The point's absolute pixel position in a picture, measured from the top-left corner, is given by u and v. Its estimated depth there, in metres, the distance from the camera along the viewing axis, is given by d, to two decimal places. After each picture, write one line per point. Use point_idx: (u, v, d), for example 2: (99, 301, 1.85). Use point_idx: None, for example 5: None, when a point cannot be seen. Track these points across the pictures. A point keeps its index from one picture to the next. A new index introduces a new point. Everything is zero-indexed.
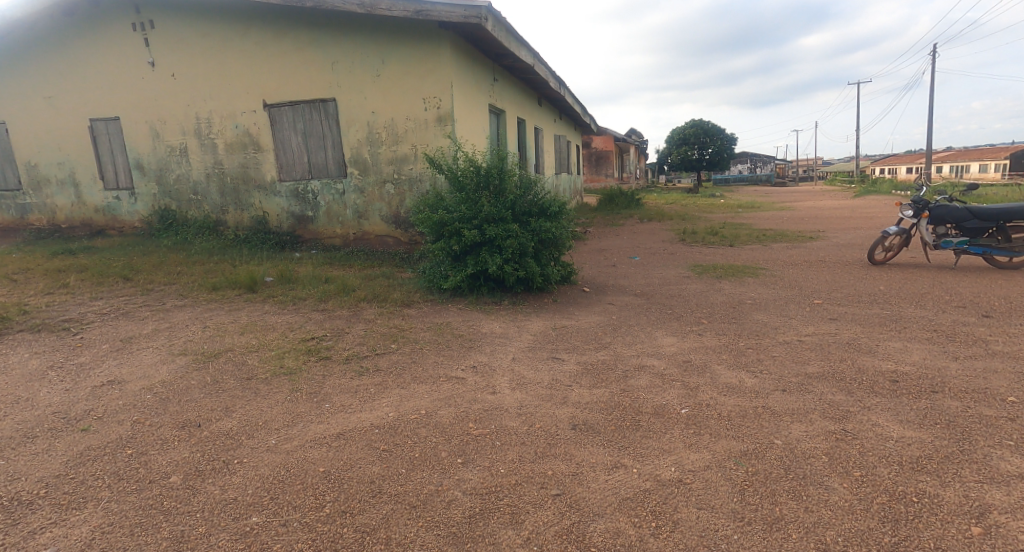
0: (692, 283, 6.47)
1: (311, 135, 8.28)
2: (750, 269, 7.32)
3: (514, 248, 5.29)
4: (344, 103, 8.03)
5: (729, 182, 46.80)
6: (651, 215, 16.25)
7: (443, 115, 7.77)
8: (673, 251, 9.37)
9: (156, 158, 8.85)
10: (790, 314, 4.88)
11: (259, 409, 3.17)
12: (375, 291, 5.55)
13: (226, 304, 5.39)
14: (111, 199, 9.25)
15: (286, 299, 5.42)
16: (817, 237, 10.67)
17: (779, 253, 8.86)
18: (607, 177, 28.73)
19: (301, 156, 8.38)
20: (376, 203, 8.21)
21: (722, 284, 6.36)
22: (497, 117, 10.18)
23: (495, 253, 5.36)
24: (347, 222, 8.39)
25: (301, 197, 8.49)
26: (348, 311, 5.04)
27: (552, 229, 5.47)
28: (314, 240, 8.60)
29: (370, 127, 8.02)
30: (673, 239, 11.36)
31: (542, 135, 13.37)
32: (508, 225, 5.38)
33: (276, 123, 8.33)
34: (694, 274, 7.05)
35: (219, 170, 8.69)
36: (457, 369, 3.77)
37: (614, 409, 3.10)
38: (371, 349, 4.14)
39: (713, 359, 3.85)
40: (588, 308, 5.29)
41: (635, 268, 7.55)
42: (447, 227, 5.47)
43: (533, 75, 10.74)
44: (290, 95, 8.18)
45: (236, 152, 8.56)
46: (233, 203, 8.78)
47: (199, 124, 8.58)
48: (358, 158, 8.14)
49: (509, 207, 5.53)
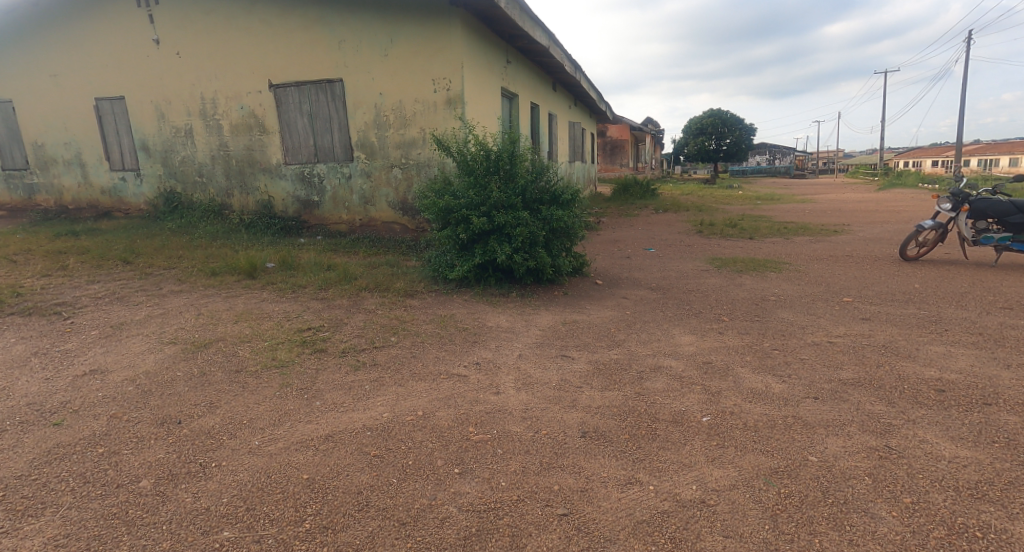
0: (711, 277, 6.17)
1: (318, 117, 8.03)
2: (773, 263, 6.98)
3: (524, 236, 5.01)
4: (351, 84, 7.77)
5: (747, 174, 45.89)
6: (667, 205, 15.89)
7: (453, 97, 7.49)
8: (690, 244, 9.04)
9: (162, 138, 8.67)
10: (819, 313, 4.57)
11: (245, 406, 2.95)
12: (378, 280, 5.32)
13: (224, 290, 5.19)
14: (117, 181, 9.09)
15: (285, 287, 5.20)
16: (842, 231, 10.25)
17: (802, 247, 8.49)
18: (622, 166, 28.26)
19: (307, 139, 8.16)
20: (383, 188, 7.97)
21: (743, 279, 6.05)
22: (510, 101, 9.88)
23: (504, 242, 5.09)
24: (353, 208, 8.17)
25: (307, 181, 8.28)
26: (349, 300, 4.81)
27: (564, 217, 5.19)
28: (320, 225, 8.39)
29: (377, 109, 7.77)
30: (690, 231, 11.02)
31: (556, 121, 13.04)
32: (517, 213, 5.11)
33: (282, 104, 8.10)
34: (713, 267, 6.73)
35: (225, 152, 8.49)
36: (459, 366, 3.53)
37: (628, 416, 2.83)
38: (369, 342, 3.91)
39: (736, 361, 3.56)
40: (602, 302, 5.02)
41: (650, 261, 7.25)
42: (453, 214, 5.21)
43: (548, 57, 10.40)
44: (297, 75, 7.94)
45: (242, 134, 8.36)
46: (238, 186, 8.59)
47: (204, 105, 8.37)
48: (365, 141, 7.90)
49: (520, 193, 5.26)
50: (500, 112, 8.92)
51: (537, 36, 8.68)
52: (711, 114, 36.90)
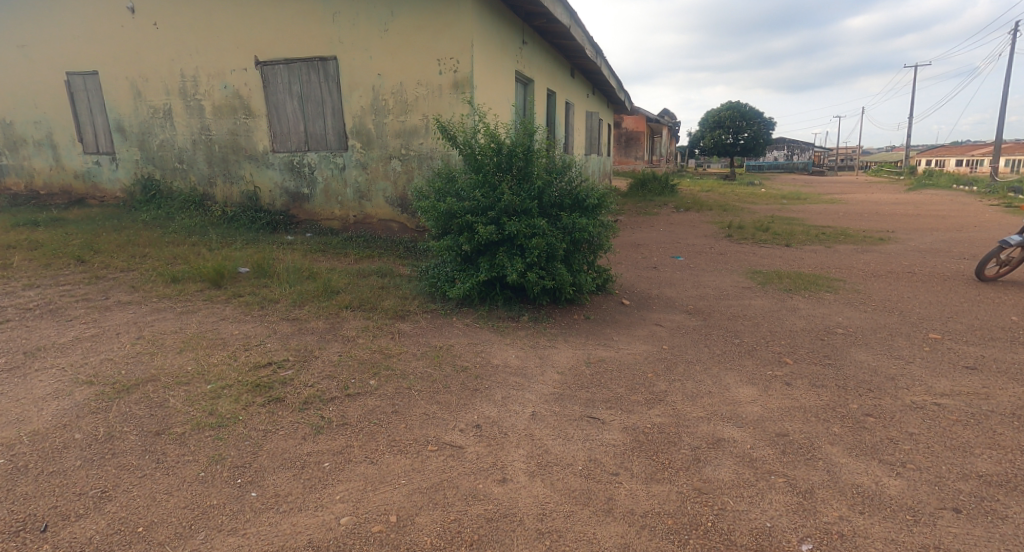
0: (756, 298, 5.28)
1: (309, 100, 7.20)
2: (824, 280, 6.07)
3: (540, 250, 4.16)
4: (346, 63, 6.93)
5: (764, 169, 44.66)
6: (688, 203, 14.93)
7: (461, 80, 6.62)
8: (722, 251, 8.13)
9: (138, 119, 7.83)
10: (905, 356, 3.68)
11: (149, 499, 2.10)
12: (365, 295, 4.47)
13: (180, 303, 4.35)
14: (91, 165, 8.27)
15: (255, 301, 4.36)
16: (888, 239, 9.29)
17: (849, 260, 7.57)
18: (637, 159, 27.14)
19: (298, 125, 7.33)
20: (380, 182, 7.14)
21: (795, 301, 5.16)
22: (525, 87, 8.98)
23: (515, 256, 4.24)
24: (346, 202, 7.35)
25: (297, 171, 7.46)
26: (326, 323, 3.96)
27: (589, 226, 4.33)
28: (310, 221, 7.58)
29: (376, 92, 6.93)
30: (717, 234, 10.09)
31: (573, 110, 12.09)
32: (532, 219, 4.25)
33: (269, 84, 7.25)
34: (755, 284, 5.83)
35: (207, 137, 7.65)
36: (454, 432, 2.69)
37: (692, 537, 1.98)
38: (341, 388, 3.07)
39: (821, 431, 2.69)
40: (632, 332, 4.16)
41: (681, 273, 6.36)
42: (454, 219, 4.37)
43: (568, 39, 9.46)
44: (286, 51, 7.08)
45: (225, 117, 7.52)
46: (222, 175, 7.75)
47: (184, 82, 7.52)
48: (361, 128, 7.07)
49: (536, 195, 4.40)
50: (514, 99, 8.03)
51: (558, 14, 7.76)
52: (729, 107, 35.60)
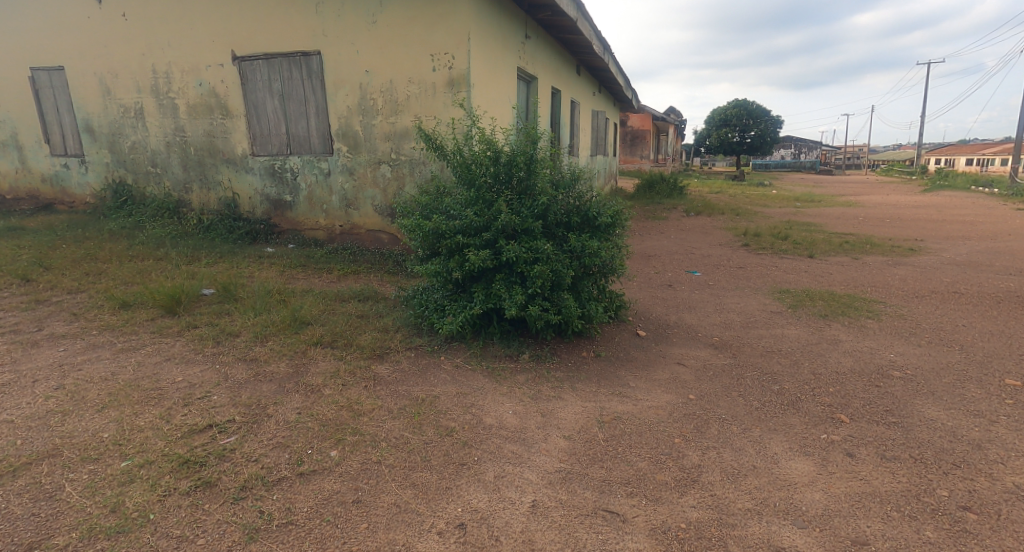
0: (789, 326, 4.65)
1: (291, 99, 6.59)
2: (861, 302, 5.41)
3: (543, 278, 3.56)
4: (331, 58, 6.32)
5: (771, 169, 43.76)
6: (698, 206, 14.26)
7: (456, 78, 6.01)
8: (741, 264, 7.50)
9: (107, 119, 7.21)
10: (986, 413, 3.04)
11: None
12: (340, 328, 3.85)
13: (123, 336, 3.72)
14: (59, 168, 7.66)
15: (211, 335, 3.74)
16: (918, 250, 8.61)
17: (882, 275, 6.90)
18: (642, 158, 26.40)
19: (279, 126, 6.72)
20: (368, 189, 6.54)
21: (835, 330, 4.51)
22: (528, 85, 8.35)
23: (514, 285, 3.64)
24: (332, 211, 6.74)
25: (278, 177, 6.85)
26: (289, 366, 3.34)
27: (600, 250, 3.73)
28: (293, 231, 6.97)
29: (363, 91, 6.33)
30: (733, 243, 9.45)
31: (578, 108, 11.42)
32: (534, 242, 3.65)
33: (247, 80, 6.63)
34: (785, 308, 5.18)
35: (181, 138, 7.04)
36: (430, 538, 2.08)
37: None
38: (293, 464, 2.45)
39: (909, 538, 2.08)
40: (651, 377, 3.54)
41: (700, 293, 5.73)
42: (443, 240, 3.77)
43: (574, 34, 8.83)
44: (265, 45, 6.46)
45: (200, 117, 6.90)
46: (198, 180, 7.13)
47: (155, 79, 6.90)
48: (347, 131, 6.47)
49: (539, 213, 3.80)
50: (517, 99, 7.42)
51: (565, 6, 7.13)
52: (737, 104, 34.79)
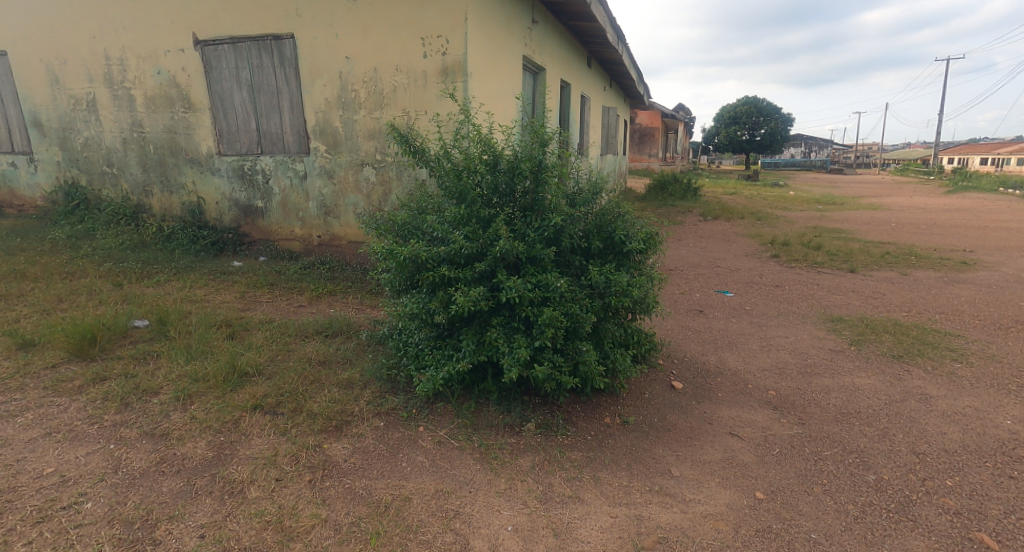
0: (859, 373, 3.77)
1: (261, 90, 5.72)
2: (936, 337, 4.51)
3: (554, 324, 2.69)
4: (307, 42, 5.45)
5: (781, 167, 42.64)
6: (715, 209, 13.32)
7: (451, 66, 5.13)
8: (776, 281, 6.58)
9: (57, 111, 6.34)
10: None
11: None
12: (290, 383, 2.93)
13: (3, 393, 2.81)
14: (6, 167, 6.80)
15: (120, 392, 2.78)
16: (969, 265, 7.69)
17: (942, 297, 5.99)
18: (651, 156, 25.47)
19: (248, 121, 5.85)
20: (350, 195, 5.67)
21: (919, 381, 3.62)
22: (535, 76, 7.49)
23: (516, 332, 2.77)
24: (309, 219, 5.88)
25: (247, 179, 5.97)
26: (210, 444, 2.42)
27: (630, 285, 2.86)
28: (265, 241, 6.09)
29: (343, 81, 5.46)
30: (761, 253, 8.54)
31: (589, 104, 10.49)
32: (543, 275, 2.79)
33: (211, 68, 5.75)
34: (847, 346, 4.28)
35: (139, 135, 6.14)
36: None
37: None
38: None
39: None
40: (700, 460, 2.67)
41: (738, 323, 4.82)
42: (422, 272, 2.90)
43: (587, 20, 7.94)
44: (231, 27, 5.59)
45: (159, 109, 6.00)
46: (158, 181, 6.23)
47: (108, 66, 6.02)
48: (326, 127, 5.60)
49: (549, 236, 2.93)
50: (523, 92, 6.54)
51: None
52: (744, 104, 33.78)
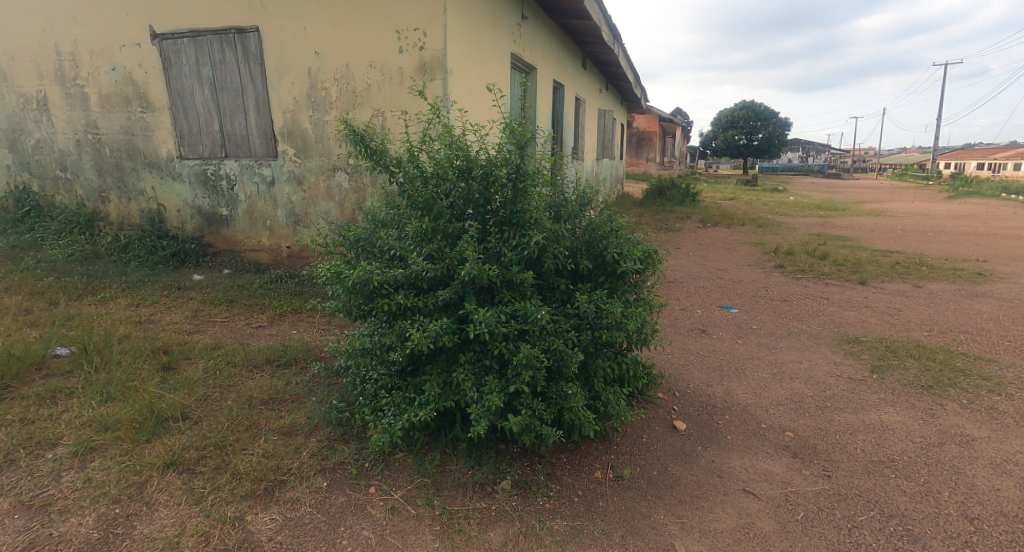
0: (886, 408, 3.31)
1: (225, 89, 5.26)
2: (967, 362, 4.07)
3: (533, 365, 2.24)
4: (273, 36, 4.99)
5: (778, 173, 42.34)
6: (715, 215, 12.86)
7: (429, 62, 4.68)
8: (783, 295, 6.12)
9: (6, 111, 5.85)
10: None
11: None
12: (220, 430, 2.46)
13: None
14: None
15: (7, 446, 2.29)
16: (987, 277, 7.25)
17: (964, 313, 5.54)
18: (649, 161, 25.08)
19: (210, 122, 5.38)
20: (321, 203, 5.21)
21: (958, 419, 3.16)
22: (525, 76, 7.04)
23: (487, 373, 2.31)
24: (277, 228, 5.41)
25: (211, 185, 5.50)
26: (100, 521, 1.96)
27: (625, 315, 2.41)
28: (231, 252, 5.61)
29: (313, 78, 4.99)
30: (765, 263, 8.08)
31: (584, 106, 10.04)
32: (520, 304, 2.34)
33: (169, 64, 5.28)
34: (869, 374, 3.82)
35: (94, 136, 5.65)
36: None
37: None
38: None
39: None
40: (711, 529, 2.20)
41: (745, 346, 4.35)
42: (377, 299, 2.44)
43: (580, 17, 7.50)
44: (192, 20, 5.13)
45: (114, 109, 5.52)
46: (115, 187, 5.75)
47: (60, 62, 5.54)
48: (294, 129, 5.14)
49: (528, 256, 2.48)
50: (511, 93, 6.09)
51: None
52: (744, 105, 33.54)
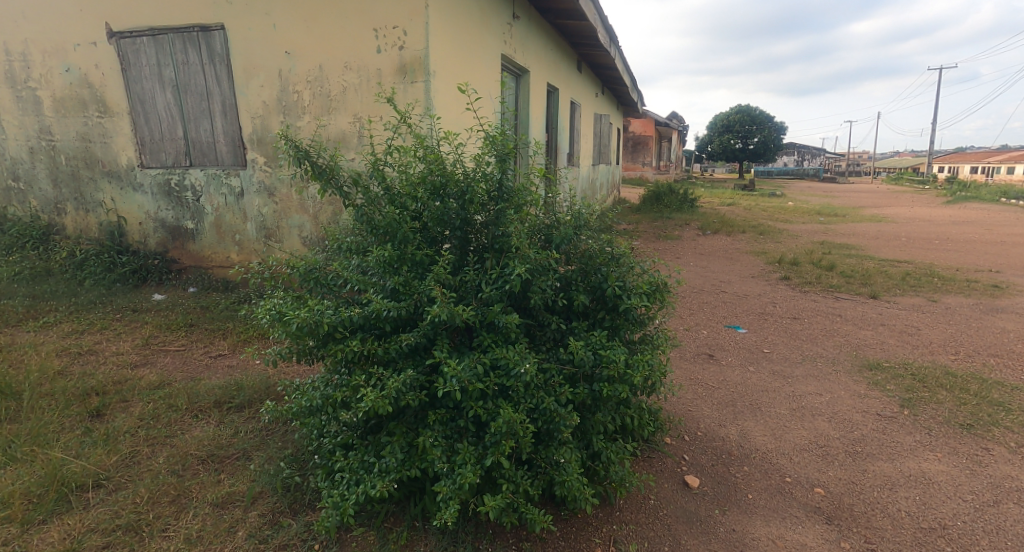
0: (926, 454, 2.91)
1: (188, 92, 4.83)
2: (1005, 393, 3.67)
3: (517, 430, 1.83)
4: (240, 34, 4.57)
5: (774, 176, 42.14)
6: (715, 222, 12.49)
7: (410, 63, 4.26)
8: (794, 312, 5.71)
9: None
10: None
11: None
12: (138, 505, 2.05)
13: None
14: None
15: None
16: (1004, 289, 6.87)
17: (989, 332, 5.15)
18: (643, 166, 24.83)
19: (173, 128, 4.95)
20: (294, 216, 4.79)
21: (1010, 469, 2.76)
22: (517, 79, 6.64)
23: (462, 437, 1.90)
24: (247, 243, 4.98)
25: (174, 196, 5.06)
26: None
27: (628, 364, 2.01)
28: (197, 269, 5.16)
29: (283, 80, 4.57)
30: (770, 274, 7.68)
31: (579, 110, 9.65)
32: (501, 353, 1.93)
33: (128, 64, 4.85)
34: (900, 410, 3.41)
35: (48, 143, 5.21)
36: None
37: None
38: None
39: None
40: None
41: (758, 374, 3.94)
42: (330, 345, 2.02)
43: (575, 17, 7.12)
44: (151, 16, 4.71)
45: (69, 114, 5.08)
46: (72, 198, 5.30)
47: (11, 63, 5.10)
48: (264, 136, 4.72)
49: (511, 293, 2.08)
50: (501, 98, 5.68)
51: None
52: (738, 109, 33.14)
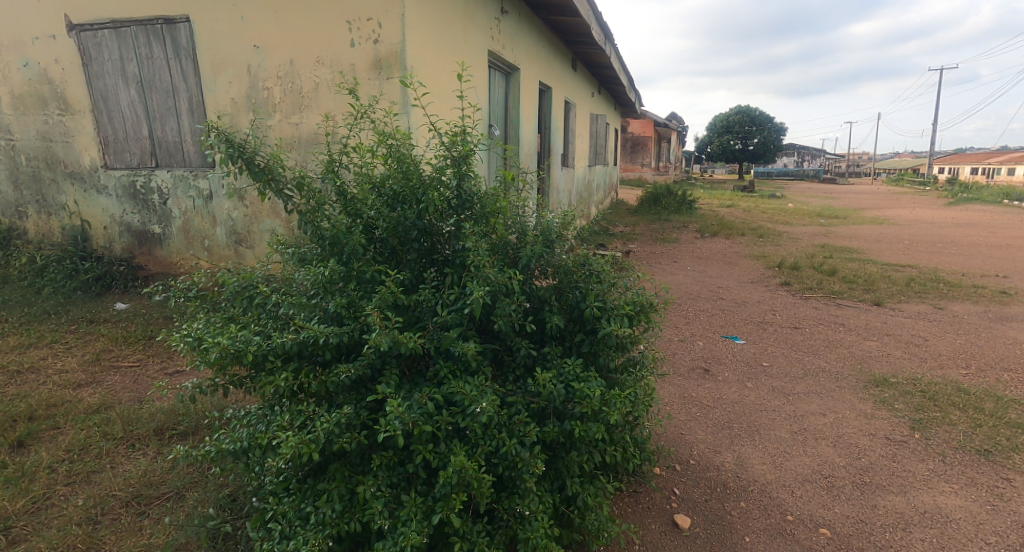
0: (942, 486, 2.63)
1: (153, 88, 4.56)
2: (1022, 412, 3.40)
3: (471, 479, 1.56)
4: (205, 27, 4.30)
5: (774, 178, 41.89)
6: (713, 224, 12.22)
7: (385, 58, 3.98)
8: (794, 321, 5.45)
9: None
10: None
11: None
12: None
13: None
14: None
15: None
16: (1013, 296, 6.61)
17: (1000, 343, 4.88)
18: (644, 165, 24.25)
19: (138, 127, 4.68)
20: (265, 220, 4.51)
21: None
22: (506, 77, 6.37)
23: (408, 484, 1.64)
24: (216, 249, 4.70)
25: (140, 199, 4.79)
26: None
27: (604, 399, 1.74)
28: (165, 275, 4.89)
29: (252, 76, 4.30)
30: (769, 279, 7.41)
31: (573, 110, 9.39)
32: (455, 388, 1.66)
33: (89, 59, 4.58)
34: (910, 433, 3.13)
35: (8, 143, 4.94)
36: None
37: None
38: None
39: None
40: None
41: (757, 392, 3.67)
42: (260, 375, 1.75)
43: (567, 13, 6.86)
44: (113, 7, 4.44)
45: (29, 111, 4.81)
46: (33, 200, 5.03)
47: None
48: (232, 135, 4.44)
49: (471, 315, 1.81)
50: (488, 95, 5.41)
51: None
52: (739, 112, 33.08)
